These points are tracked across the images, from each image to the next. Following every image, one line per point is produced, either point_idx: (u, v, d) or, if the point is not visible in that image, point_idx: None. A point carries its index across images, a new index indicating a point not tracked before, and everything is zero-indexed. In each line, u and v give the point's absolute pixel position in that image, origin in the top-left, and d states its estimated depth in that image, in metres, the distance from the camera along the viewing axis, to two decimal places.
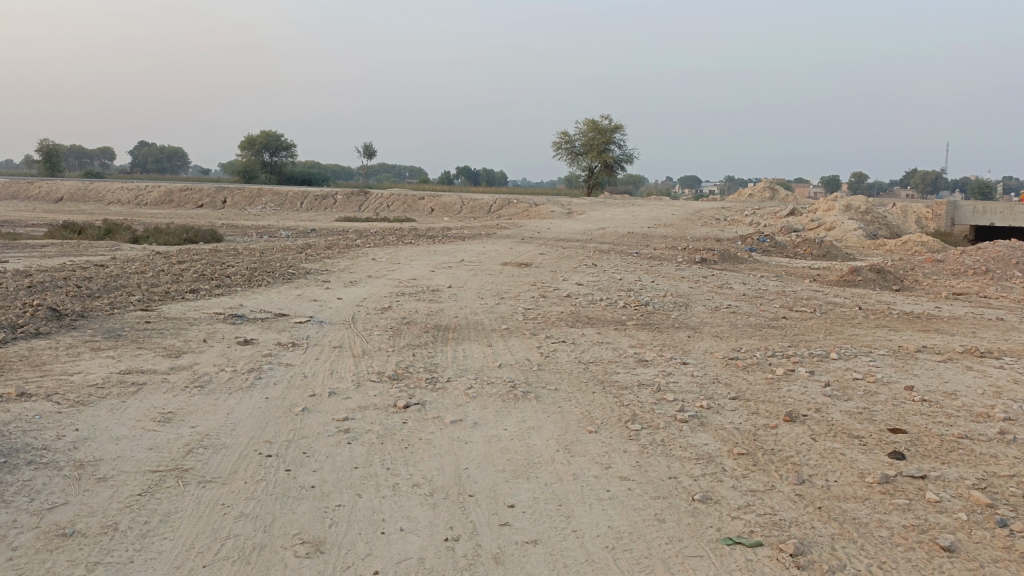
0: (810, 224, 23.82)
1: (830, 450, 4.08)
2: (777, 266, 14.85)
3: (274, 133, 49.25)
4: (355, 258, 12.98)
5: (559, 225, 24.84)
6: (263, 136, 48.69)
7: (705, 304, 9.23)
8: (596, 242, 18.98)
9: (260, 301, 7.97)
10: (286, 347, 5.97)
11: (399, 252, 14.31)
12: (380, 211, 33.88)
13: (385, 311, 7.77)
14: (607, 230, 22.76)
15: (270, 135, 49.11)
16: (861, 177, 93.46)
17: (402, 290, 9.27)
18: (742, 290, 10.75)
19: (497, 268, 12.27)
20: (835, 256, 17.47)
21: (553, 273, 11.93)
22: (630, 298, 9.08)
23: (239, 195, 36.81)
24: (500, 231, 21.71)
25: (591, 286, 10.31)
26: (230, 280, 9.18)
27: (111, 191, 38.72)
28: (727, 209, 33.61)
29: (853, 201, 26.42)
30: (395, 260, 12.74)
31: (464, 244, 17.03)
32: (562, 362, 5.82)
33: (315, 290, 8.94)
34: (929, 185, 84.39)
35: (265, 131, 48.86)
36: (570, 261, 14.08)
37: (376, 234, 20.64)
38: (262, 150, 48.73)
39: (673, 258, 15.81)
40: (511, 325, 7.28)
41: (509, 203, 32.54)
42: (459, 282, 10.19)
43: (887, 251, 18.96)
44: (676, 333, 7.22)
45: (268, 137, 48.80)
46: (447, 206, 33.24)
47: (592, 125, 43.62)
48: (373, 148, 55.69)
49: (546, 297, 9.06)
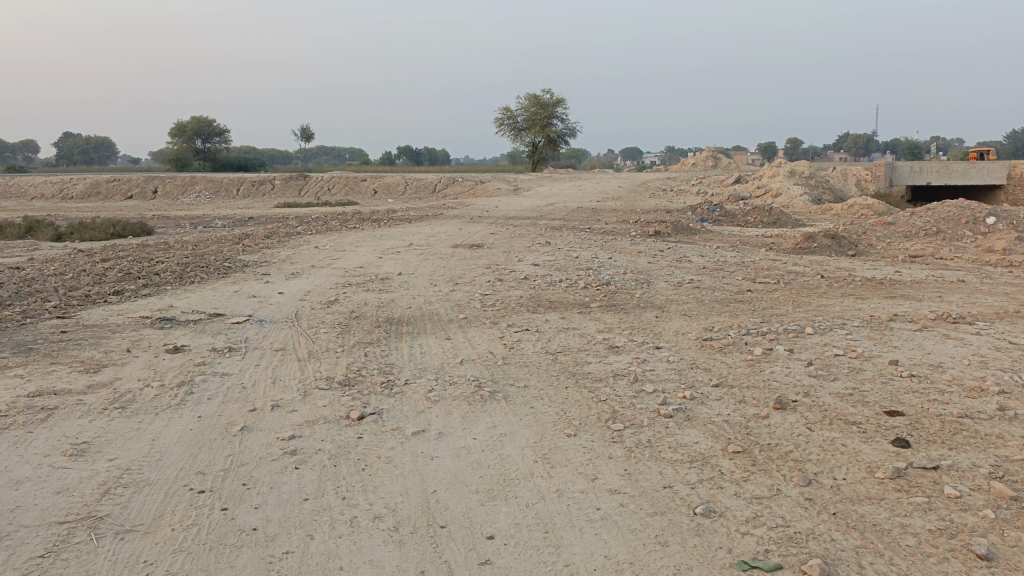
0: (757, 191, 23.84)
1: (831, 443, 3.75)
2: (731, 235, 14.66)
3: (206, 118, 47.30)
4: (297, 247, 12.27)
5: (506, 202, 24.32)
6: (195, 123, 46.73)
7: (667, 279, 8.88)
8: (546, 219, 18.54)
9: (192, 301, 7.30)
10: (222, 353, 5.38)
11: (343, 238, 13.62)
12: (321, 195, 32.81)
13: (330, 305, 7.19)
14: (556, 206, 22.35)
15: (201, 121, 47.16)
16: (797, 143, 95.20)
17: (348, 281, 8.68)
18: (701, 263, 10.45)
19: (448, 251, 11.73)
20: (785, 223, 17.41)
21: (507, 254, 11.44)
22: (590, 278, 8.67)
23: (171, 185, 35.21)
24: (447, 211, 21.09)
25: (548, 266, 9.87)
26: (159, 279, 8.43)
27: (33, 185, 36.62)
28: (673, 180, 33.56)
29: (796, 166, 26.55)
30: (339, 248, 12.08)
31: (411, 227, 16.39)
32: (528, 353, 5.37)
33: (254, 285, 8.28)
34: (863, 148, 86.36)
35: (196, 116, 46.92)
36: (523, 240, 13.61)
37: (317, 220, 19.81)
38: (194, 137, 46.79)
39: (626, 232, 15.48)
40: (469, 314, 6.79)
41: (454, 182, 31.85)
42: (409, 268, 9.63)
43: (835, 216, 19.01)
44: (644, 314, 6.84)
45: (200, 124, 46.83)
46: (390, 187, 32.37)
47: (533, 100, 42.98)
48: (311, 130, 54.08)
49: (503, 281, 8.59)
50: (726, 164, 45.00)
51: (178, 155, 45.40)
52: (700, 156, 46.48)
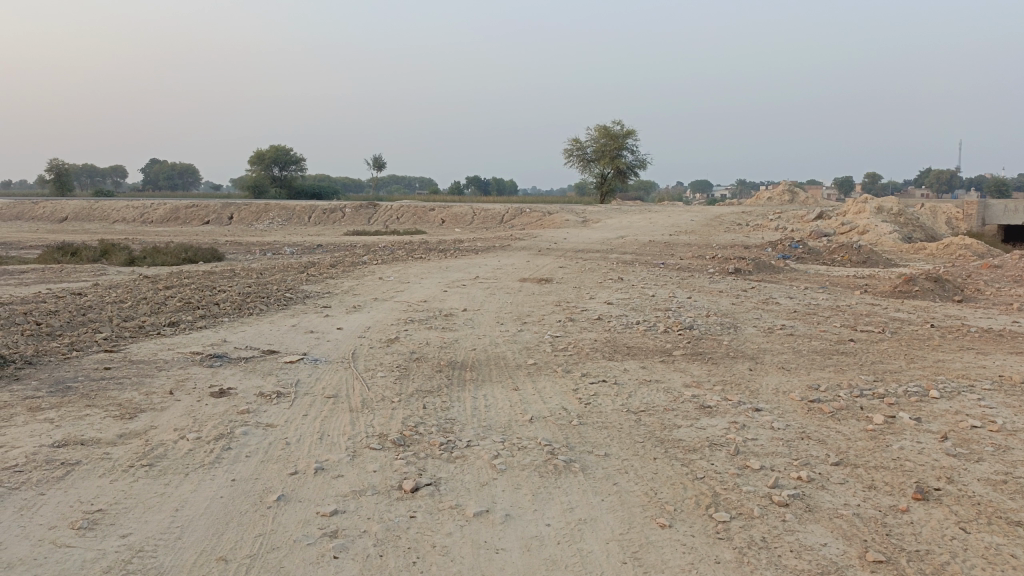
0: (841, 227, 22.61)
1: (997, 553, 2.98)
2: (817, 275, 13.69)
3: (284, 146, 48.50)
4: (361, 277, 11.94)
5: (576, 234, 23.72)
6: (274, 150, 48.04)
7: (755, 324, 8.10)
8: (617, 253, 17.84)
9: (247, 335, 6.90)
10: (269, 398, 4.90)
11: (408, 269, 13.26)
12: (389, 223, 32.94)
13: (390, 345, 6.70)
14: (626, 240, 21.63)
15: (280, 149, 48.40)
16: (876, 178, 92.04)
17: (412, 316, 8.21)
18: (791, 306, 9.61)
19: (515, 286, 11.19)
20: (875, 262, 16.27)
21: (577, 291, 10.82)
22: (671, 321, 7.96)
23: (245, 211, 35.98)
24: (515, 242, 20.62)
25: (623, 305, 9.20)
26: (217, 310, 8.12)
27: (117, 210, 37.98)
28: (748, 214, 32.41)
29: (883, 203, 25.17)
30: (404, 279, 11.67)
31: (478, 258, 15.95)
32: (607, 411, 4.72)
33: (313, 319, 7.88)
34: (946, 185, 82.86)
35: (274, 145, 48.08)
36: (594, 276, 12.95)
37: (384, 249, 19.60)
38: (271, 164, 47.93)
39: (702, 269, 14.67)
40: (539, 359, 6.19)
41: (523, 213, 31.48)
42: (475, 304, 9.11)
43: (929, 257, 17.73)
44: (735, 366, 6.09)
45: (279, 150, 48.08)
46: (458, 216, 32.22)
47: (603, 131, 42.43)
48: (382, 159, 54.83)
49: (575, 321, 7.97)
50: (804, 199, 43.45)
51: (254, 182, 46.52)
52: (776, 190, 45.02)
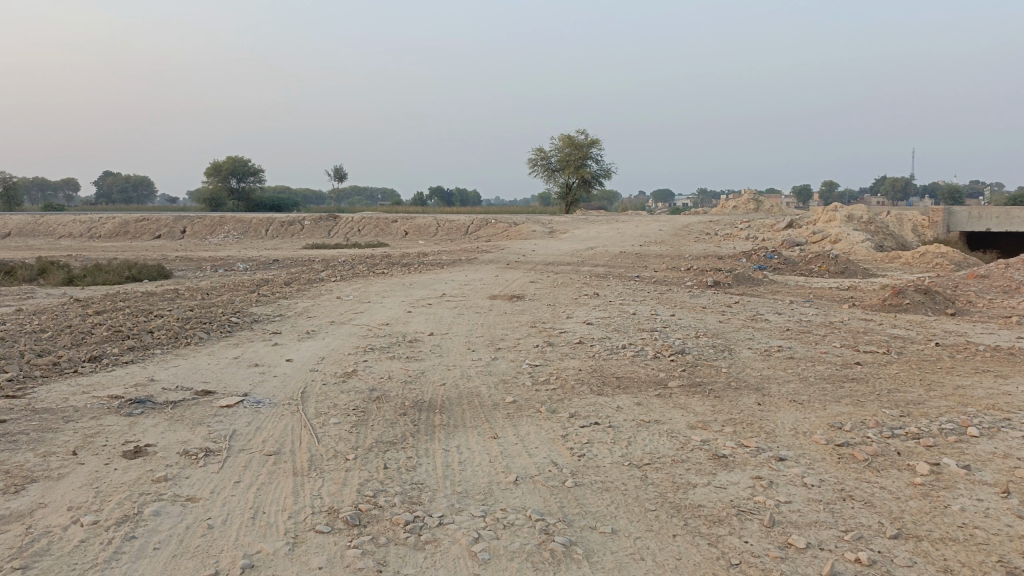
0: (812, 236, 22.25)
1: None
2: (799, 288, 13.14)
3: (241, 158, 47.17)
4: (317, 297, 11.03)
5: (543, 246, 23.02)
6: (230, 162, 46.71)
7: (750, 347, 7.41)
8: (588, 265, 17.15)
9: (180, 372, 5.98)
10: (194, 457, 4.02)
11: (369, 286, 12.37)
12: (351, 236, 31.93)
13: (346, 380, 5.83)
14: (597, 251, 20.98)
15: (237, 161, 47.08)
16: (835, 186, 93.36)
17: (373, 343, 7.35)
18: (782, 324, 8.98)
19: (485, 304, 10.38)
20: (853, 272, 15.81)
21: (552, 309, 10.06)
22: (660, 344, 7.23)
23: (200, 224, 34.64)
24: (481, 254, 19.85)
25: (603, 325, 8.47)
26: (150, 340, 7.18)
27: (63, 224, 36.33)
28: (715, 223, 32.08)
29: (852, 210, 24.93)
30: (364, 298, 10.79)
31: (444, 273, 15.13)
32: (606, 465, 3.93)
33: (258, 349, 6.97)
34: (902, 193, 84.29)
35: (231, 156, 46.71)
36: (568, 291, 12.22)
37: (344, 264, 18.65)
38: (228, 176, 46.48)
39: (679, 281, 14.04)
40: (518, 396, 5.38)
41: (488, 224, 30.71)
42: (442, 327, 8.28)
43: (906, 267, 17.35)
44: (741, 399, 5.37)
45: (234, 163, 46.58)
46: (422, 228, 31.33)
47: (567, 141, 41.93)
48: (343, 170, 53.75)
49: (554, 346, 7.19)
50: (769, 207, 43.39)
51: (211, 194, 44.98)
52: (740, 198, 44.95)
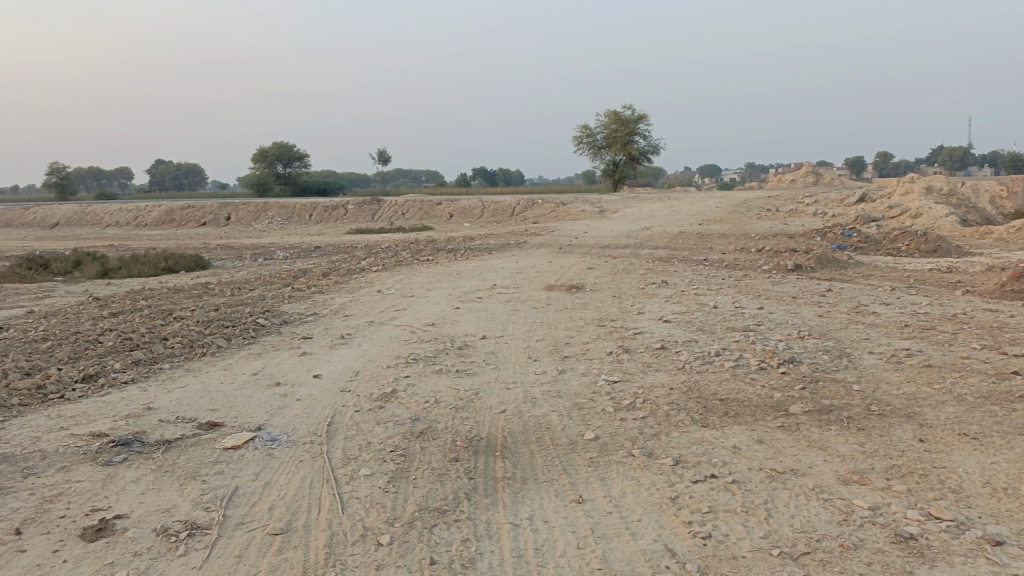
0: (889, 211, 20.49)
1: None
2: (893, 271, 11.65)
3: (286, 143, 46.68)
4: (356, 290, 9.99)
5: (596, 227, 21.72)
6: (276, 146, 46.36)
7: (872, 351, 6.09)
8: (648, 248, 15.83)
9: (185, 396, 4.95)
10: (174, 540, 2.93)
11: (413, 276, 11.30)
12: (395, 219, 31.04)
13: (383, 406, 4.72)
14: (655, 231, 19.58)
15: (282, 145, 46.64)
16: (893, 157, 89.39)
17: (416, 351, 6.22)
18: (895, 318, 7.61)
19: (542, 298, 9.21)
20: (947, 251, 14.19)
21: (619, 302, 8.85)
22: (761, 351, 5.95)
23: (243, 210, 34.18)
24: (531, 237, 18.67)
25: (685, 323, 7.22)
26: (159, 351, 6.18)
27: (110, 213, 36.27)
28: (776, 198, 30.31)
29: (931, 182, 23.00)
30: (407, 292, 9.70)
31: (493, 260, 14.00)
32: (747, 560, 2.75)
33: (282, 362, 5.91)
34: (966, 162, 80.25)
35: (276, 141, 46.31)
36: (633, 279, 10.97)
37: (387, 250, 17.65)
38: (273, 161, 46.05)
39: (753, 264, 12.66)
40: (600, 429, 4.21)
41: (536, 204, 29.48)
42: (496, 329, 7.11)
43: (1002, 243, 15.63)
44: (893, 432, 4.10)
45: (282, 147, 46.42)
46: (467, 210, 30.25)
47: (614, 117, 40.31)
48: (386, 153, 53.01)
49: (632, 354, 5.97)
50: (831, 180, 41.17)
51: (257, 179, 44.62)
52: (799, 172, 42.78)
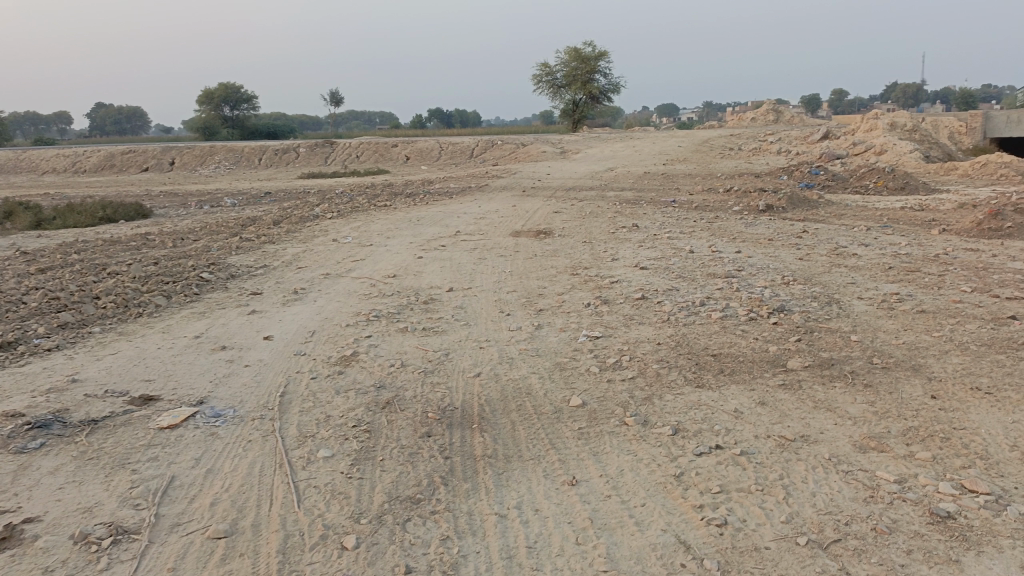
0: (852, 148, 20.30)
1: None
2: (864, 211, 11.43)
3: (233, 84, 44.69)
4: (310, 239, 9.38)
5: (559, 168, 21.16)
6: (223, 87, 44.37)
7: (862, 297, 5.77)
8: (614, 190, 15.38)
9: (117, 366, 4.41)
10: (94, 551, 2.47)
11: (371, 223, 10.72)
12: (349, 163, 30.02)
13: (343, 371, 4.24)
14: (619, 172, 19.13)
15: (228, 86, 44.65)
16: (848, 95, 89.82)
17: (377, 307, 5.72)
18: (877, 260, 7.33)
19: (509, 245, 8.74)
20: (915, 188, 14.04)
21: (589, 247, 8.43)
22: (747, 299, 5.59)
23: (189, 154, 32.73)
24: (492, 180, 18.06)
25: (662, 270, 6.83)
26: (90, 312, 5.57)
27: (46, 158, 34.46)
28: (737, 137, 29.98)
29: (894, 118, 22.83)
30: (365, 241, 9.13)
31: (454, 204, 13.43)
32: (773, 552, 2.38)
33: (228, 323, 5.36)
34: (917, 99, 81.06)
35: (222, 82, 44.30)
36: (602, 223, 10.55)
37: (343, 195, 16.91)
38: (220, 103, 44.13)
39: (723, 205, 12.33)
40: (587, 393, 3.80)
41: (495, 145, 28.71)
42: (463, 281, 6.64)
43: (966, 179, 15.55)
44: (903, 389, 3.77)
45: (229, 88, 44.45)
46: (424, 152, 29.37)
47: (572, 54, 39.26)
48: (339, 94, 51.21)
49: (611, 306, 5.56)
50: (790, 119, 40.94)
51: (204, 122, 42.76)
52: (759, 110, 42.44)
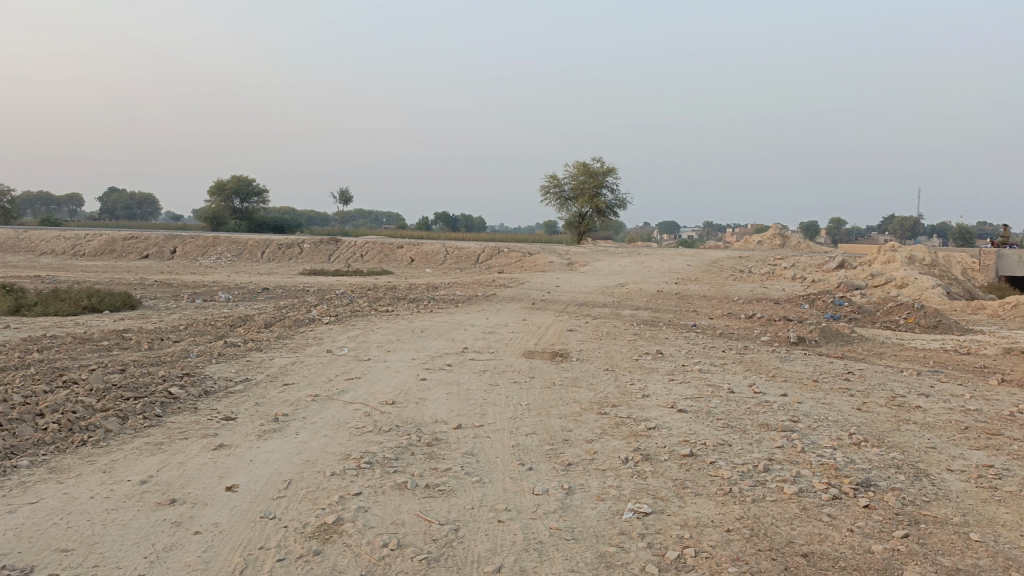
0: (871, 279, 19.69)
1: None
2: (904, 349, 10.58)
3: (245, 177, 44.97)
4: (302, 349, 8.48)
5: (567, 281, 20.49)
6: (234, 179, 44.65)
7: (953, 470, 4.81)
8: (628, 308, 14.60)
9: (29, 526, 3.40)
10: None
11: (370, 332, 9.84)
12: (353, 261, 29.49)
13: (320, 552, 3.23)
14: (632, 289, 18.45)
15: (240, 179, 44.92)
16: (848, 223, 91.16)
17: (372, 446, 4.75)
18: (947, 415, 6.40)
19: (523, 368, 7.82)
20: (948, 327, 13.26)
21: (613, 377, 7.50)
22: (818, 466, 4.64)
23: (191, 244, 32.27)
24: (500, 290, 17.31)
25: (705, 415, 5.89)
26: (22, 435, 4.59)
27: (46, 239, 33.97)
28: (747, 259, 29.61)
29: (911, 251, 22.34)
30: (362, 354, 8.22)
31: (461, 315, 12.59)
32: None
33: (188, 463, 4.39)
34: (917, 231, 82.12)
35: (234, 175, 44.59)
36: (622, 347, 9.68)
37: (343, 297, 16.08)
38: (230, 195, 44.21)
39: (749, 334, 11.50)
40: None
41: (501, 253, 28.24)
42: (472, 415, 5.69)
43: (999, 320, 14.82)
44: None
45: (240, 180, 44.72)
46: (429, 255, 28.89)
47: (582, 168, 39.54)
48: (348, 192, 51.54)
49: (654, 463, 4.60)
50: (797, 244, 40.76)
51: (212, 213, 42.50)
52: (766, 233, 42.38)
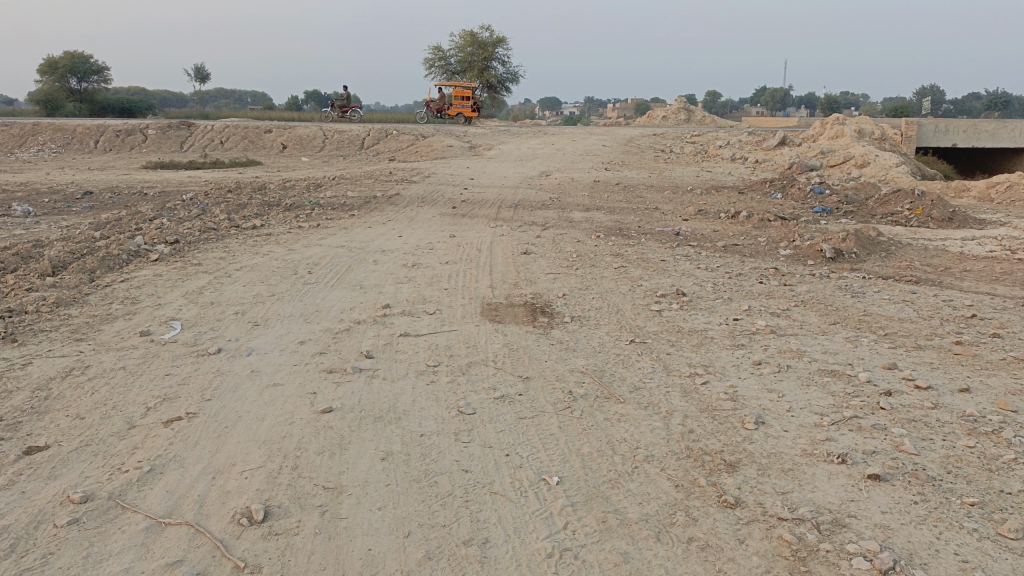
0: (826, 157, 17.28)
1: None
2: (968, 262, 8.00)
3: (82, 53, 37.59)
4: (91, 333, 4.75)
5: (482, 171, 16.90)
6: (68, 56, 37.26)
7: None
8: (576, 209, 11.40)
9: None
10: None
11: (227, 279, 6.15)
12: (210, 150, 24.48)
13: None
14: (563, 181, 15.19)
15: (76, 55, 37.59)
16: (718, 96, 91.21)
17: None
18: None
19: (498, 355, 4.51)
20: (966, 221, 10.91)
21: (658, 368, 4.32)
22: None
23: (4, 134, 26.05)
24: (403, 187, 13.59)
25: (937, 496, 2.85)
26: None
27: None
28: (665, 136, 26.84)
29: (859, 124, 20.04)
30: (208, 338, 4.64)
31: (360, 231, 8.96)
32: None
33: None
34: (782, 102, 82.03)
35: (67, 50, 37.10)
36: (617, 284, 6.51)
37: (191, 204, 11.93)
38: (65, 75, 37.00)
39: (758, 244, 8.61)
40: None
41: (391, 135, 24.01)
42: (462, 569, 2.38)
43: (998, 206, 12.71)
44: None
45: (75, 58, 37.44)
46: (304, 140, 24.30)
47: (469, 38, 34.76)
48: (205, 68, 44.45)
49: None
50: (702, 119, 38.25)
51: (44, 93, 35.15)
52: (670, 106, 39.47)
